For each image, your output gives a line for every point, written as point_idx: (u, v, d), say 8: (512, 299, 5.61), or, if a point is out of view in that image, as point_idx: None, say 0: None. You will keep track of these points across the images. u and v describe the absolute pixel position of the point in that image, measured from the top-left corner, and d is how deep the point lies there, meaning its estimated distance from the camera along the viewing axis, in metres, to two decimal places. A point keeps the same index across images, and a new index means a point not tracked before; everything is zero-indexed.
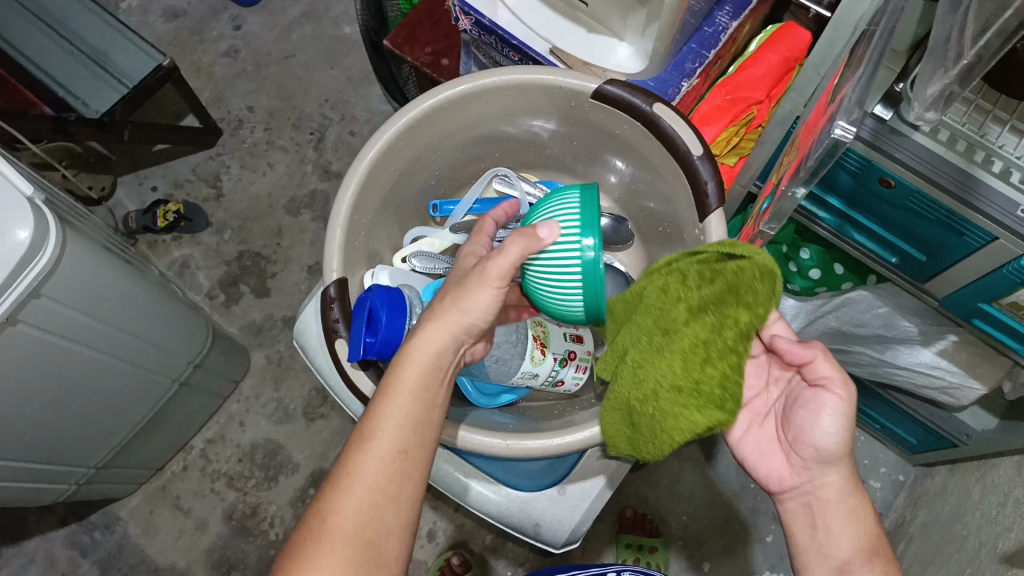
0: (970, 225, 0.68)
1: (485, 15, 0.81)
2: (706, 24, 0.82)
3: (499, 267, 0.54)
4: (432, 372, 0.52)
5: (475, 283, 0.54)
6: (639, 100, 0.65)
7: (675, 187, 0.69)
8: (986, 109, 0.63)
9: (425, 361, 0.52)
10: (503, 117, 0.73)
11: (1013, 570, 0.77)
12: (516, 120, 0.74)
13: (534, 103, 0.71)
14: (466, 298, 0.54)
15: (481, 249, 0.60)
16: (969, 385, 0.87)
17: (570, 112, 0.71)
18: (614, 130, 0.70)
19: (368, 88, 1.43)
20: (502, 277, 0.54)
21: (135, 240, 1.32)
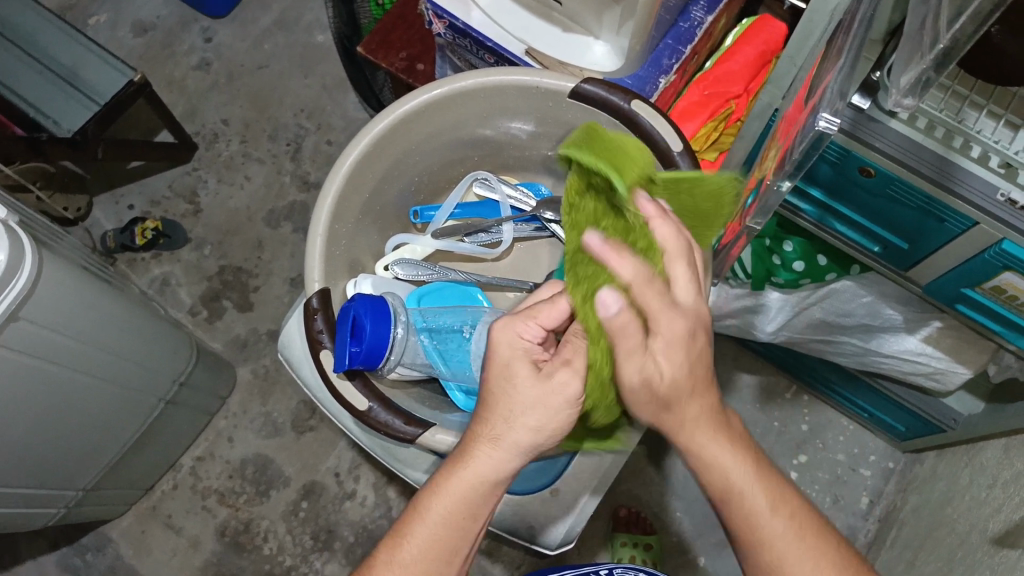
0: (950, 212, 0.69)
1: (459, 18, 0.81)
2: (681, 19, 0.83)
3: (562, 395, 0.50)
4: (476, 501, 0.51)
5: (539, 402, 0.50)
6: (617, 99, 0.66)
7: None
8: (962, 95, 0.63)
9: (466, 490, 0.50)
10: (480, 120, 0.72)
11: (1007, 550, 0.78)
12: (494, 122, 0.73)
13: (511, 105, 0.71)
14: (526, 419, 0.50)
15: (529, 336, 0.52)
16: (954, 369, 0.89)
17: (547, 112, 0.71)
18: None
19: (343, 96, 1.42)
20: (567, 404, 0.50)
21: (114, 258, 1.30)
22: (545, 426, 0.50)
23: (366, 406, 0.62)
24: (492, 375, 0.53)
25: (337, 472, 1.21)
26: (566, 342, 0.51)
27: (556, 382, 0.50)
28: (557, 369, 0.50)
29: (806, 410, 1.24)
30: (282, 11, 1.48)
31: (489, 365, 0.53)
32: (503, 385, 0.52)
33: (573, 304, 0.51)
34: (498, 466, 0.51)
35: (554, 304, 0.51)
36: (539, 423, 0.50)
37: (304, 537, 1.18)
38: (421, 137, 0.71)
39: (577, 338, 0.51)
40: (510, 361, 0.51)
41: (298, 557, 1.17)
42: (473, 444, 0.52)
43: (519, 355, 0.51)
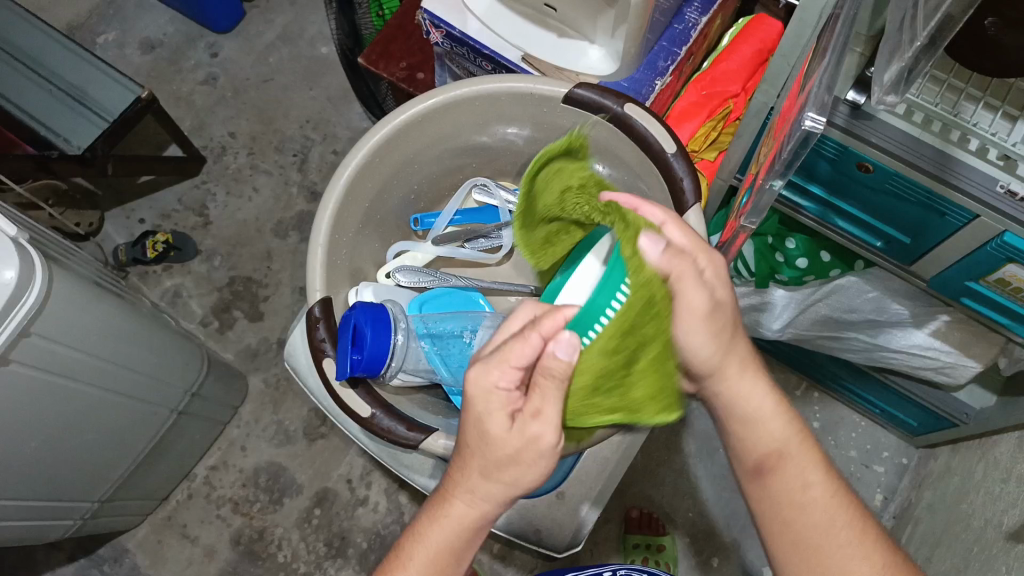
0: (950, 205, 0.69)
1: (456, 27, 0.83)
2: (676, 21, 0.83)
3: (537, 440, 0.48)
4: (461, 543, 0.52)
5: (518, 455, 0.49)
6: (611, 102, 0.66)
7: (650, 183, 0.69)
8: (958, 89, 0.64)
9: (449, 536, 0.51)
10: (477, 127, 0.73)
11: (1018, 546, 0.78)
12: (490, 128, 0.73)
13: (507, 112, 0.71)
14: (507, 473, 0.50)
15: (503, 381, 0.48)
16: (964, 364, 0.89)
17: (542, 117, 0.71)
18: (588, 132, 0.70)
19: (348, 106, 1.44)
20: (542, 450, 0.49)
21: (126, 272, 1.32)
22: (528, 477, 0.50)
23: (369, 413, 0.63)
24: (467, 421, 0.50)
25: (350, 479, 1.22)
26: (536, 388, 0.48)
27: (532, 433, 0.48)
28: (532, 417, 0.48)
29: (817, 408, 1.24)
30: (286, 24, 1.50)
31: (465, 412, 0.50)
32: (480, 436, 0.49)
33: (544, 339, 0.47)
34: (480, 513, 0.51)
35: (524, 341, 0.47)
36: (520, 474, 0.50)
37: (318, 543, 1.19)
38: (418, 145, 0.72)
39: (545, 381, 0.47)
40: (484, 413, 0.48)
41: (313, 564, 1.18)
42: (454, 493, 0.52)
43: (496, 404, 0.48)
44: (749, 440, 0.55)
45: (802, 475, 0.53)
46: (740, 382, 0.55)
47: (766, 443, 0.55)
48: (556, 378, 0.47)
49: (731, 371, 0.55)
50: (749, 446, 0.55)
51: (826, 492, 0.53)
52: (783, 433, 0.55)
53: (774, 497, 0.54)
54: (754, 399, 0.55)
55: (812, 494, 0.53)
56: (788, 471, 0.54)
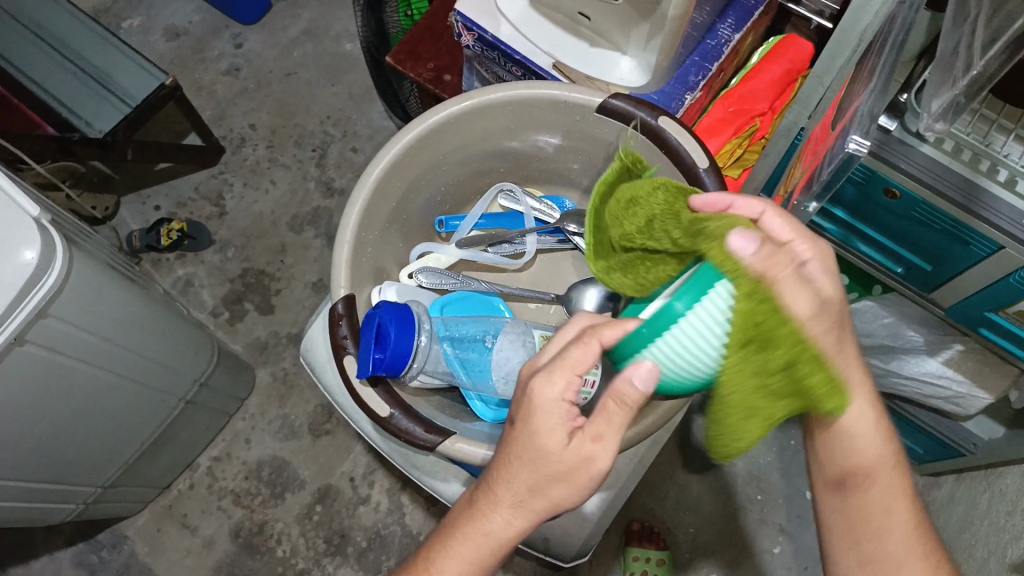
0: (976, 235, 0.69)
1: (488, 31, 0.83)
2: (709, 36, 0.83)
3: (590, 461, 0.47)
4: (496, 553, 0.51)
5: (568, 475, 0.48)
6: (646, 114, 0.66)
7: None
8: (990, 119, 0.65)
9: (478, 548, 0.51)
10: (508, 132, 0.73)
11: None
12: (522, 134, 0.74)
13: (538, 118, 0.71)
14: (554, 494, 0.49)
15: (565, 392, 0.47)
16: (975, 394, 0.88)
17: (573, 126, 0.71)
18: (619, 143, 0.70)
19: (370, 104, 1.44)
20: (594, 471, 0.48)
21: (139, 258, 1.32)
22: (574, 497, 0.49)
23: (387, 412, 0.62)
24: (518, 429, 0.49)
25: (353, 477, 1.22)
26: (599, 410, 0.47)
27: (585, 456, 0.47)
28: (591, 439, 0.47)
29: None
30: (312, 19, 1.51)
31: (522, 416, 0.48)
32: (533, 448, 0.48)
33: (604, 348, 0.46)
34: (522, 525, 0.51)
35: (585, 348, 0.46)
36: (565, 494, 0.49)
37: (317, 540, 1.19)
38: (449, 147, 0.72)
39: (613, 405, 0.46)
40: (541, 426, 0.47)
41: (311, 561, 1.18)
42: (494, 507, 0.51)
43: (553, 417, 0.47)
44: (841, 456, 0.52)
45: (885, 496, 0.52)
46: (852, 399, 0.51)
47: (860, 459, 0.52)
48: (625, 405, 0.45)
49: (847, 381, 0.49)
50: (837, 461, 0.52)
51: (907, 519, 0.52)
52: (879, 452, 0.52)
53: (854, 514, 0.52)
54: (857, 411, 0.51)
55: (893, 528, 0.51)
56: (872, 492, 0.52)
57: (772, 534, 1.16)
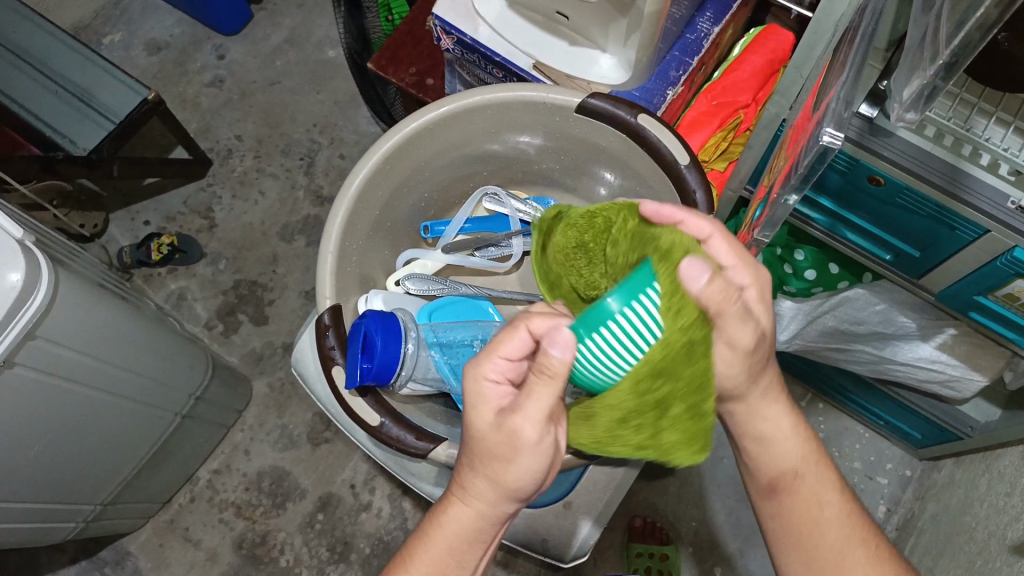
0: (960, 220, 0.69)
1: (467, 34, 0.83)
2: (688, 30, 0.84)
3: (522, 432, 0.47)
4: (472, 539, 0.51)
5: (507, 454, 0.48)
6: (625, 112, 0.66)
7: (662, 194, 0.69)
8: (971, 103, 0.64)
9: (461, 537, 0.51)
10: (489, 134, 0.73)
11: None
12: (502, 137, 0.73)
13: (518, 120, 0.71)
14: (509, 476, 0.49)
15: (493, 372, 0.49)
16: (970, 377, 0.89)
17: (554, 126, 0.71)
18: (600, 142, 0.70)
19: (355, 110, 1.44)
20: (533, 441, 0.47)
21: (131, 274, 1.32)
22: (522, 476, 0.49)
23: (378, 422, 0.62)
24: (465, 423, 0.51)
25: (353, 484, 1.22)
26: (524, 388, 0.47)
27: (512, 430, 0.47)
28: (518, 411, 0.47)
29: (821, 418, 1.23)
30: (293, 27, 1.50)
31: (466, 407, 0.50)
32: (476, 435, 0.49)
33: (533, 334, 0.47)
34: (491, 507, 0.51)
35: (513, 332, 0.48)
36: (514, 472, 0.49)
37: (320, 548, 1.19)
38: (430, 152, 0.72)
39: (535, 377, 0.46)
40: (473, 410, 0.49)
41: (315, 569, 1.18)
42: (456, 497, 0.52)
43: (489, 399, 0.49)
44: (758, 464, 0.56)
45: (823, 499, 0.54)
46: (764, 406, 0.56)
47: (779, 464, 0.55)
48: (545, 373, 0.45)
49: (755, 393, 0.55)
50: (760, 469, 0.56)
51: (839, 510, 0.54)
52: (797, 455, 0.55)
53: (786, 517, 0.55)
54: (772, 419, 0.56)
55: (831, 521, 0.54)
56: (804, 493, 0.54)
57: None
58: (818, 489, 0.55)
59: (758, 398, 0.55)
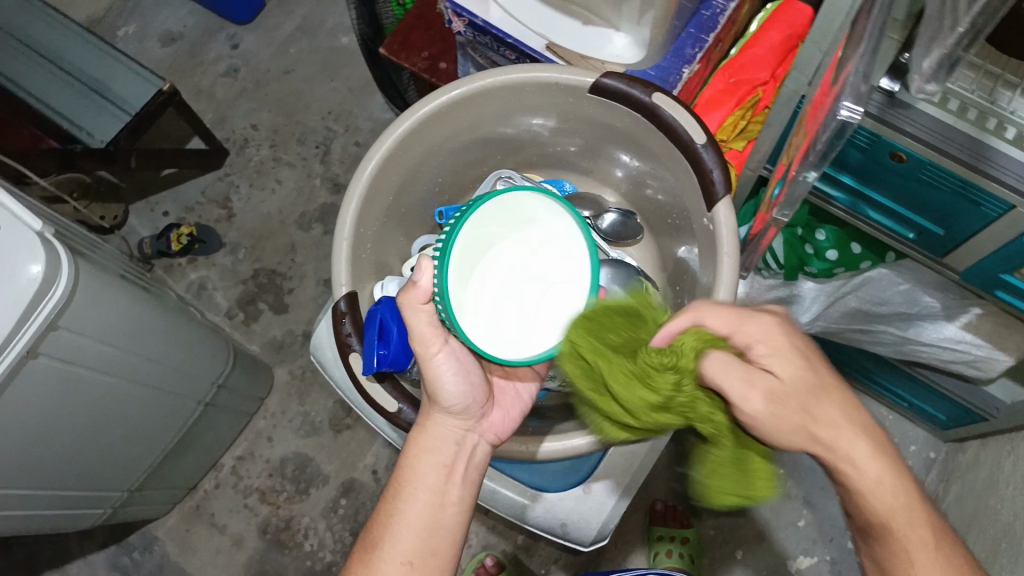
0: (985, 196, 0.67)
1: (478, 15, 0.82)
2: (703, 7, 0.83)
3: (421, 335, 0.58)
4: (438, 462, 0.57)
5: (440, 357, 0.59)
6: (639, 90, 0.65)
7: (679, 175, 0.68)
8: (995, 76, 0.64)
9: (429, 458, 0.57)
10: (502, 118, 0.72)
11: None
12: (515, 120, 0.73)
13: (531, 103, 0.70)
14: (442, 396, 0.58)
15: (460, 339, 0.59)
16: (995, 357, 0.87)
17: (567, 108, 0.70)
18: (613, 122, 0.69)
19: (369, 97, 1.44)
20: (432, 338, 0.58)
21: (151, 265, 1.34)
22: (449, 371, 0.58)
23: (396, 408, 0.63)
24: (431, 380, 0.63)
25: (375, 469, 1.23)
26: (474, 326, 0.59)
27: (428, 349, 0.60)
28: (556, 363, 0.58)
29: None
30: (305, 15, 1.50)
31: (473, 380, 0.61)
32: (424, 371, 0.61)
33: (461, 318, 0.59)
34: (446, 428, 0.59)
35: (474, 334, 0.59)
36: (443, 371, 0.58)
37: (344, 533, 1.20)
38: (443, 137, 0.71)
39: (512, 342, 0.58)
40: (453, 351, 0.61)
41: (340, 554, 1.19)
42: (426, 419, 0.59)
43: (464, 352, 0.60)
44: (854, 507, 0.50)
45: (916, 542, 0.48)
46: (854, 446, 0.50)
47: (879, 512, 0.49)
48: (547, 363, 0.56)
49: (845, 429, 0.50)
50: (857, 513, 0.50)
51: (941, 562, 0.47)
52: (894, 503, 0.48)
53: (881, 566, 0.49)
54: (863, 468, 0.49)
55: (919, 559, 0.47)
56: (896, 547, 0.48)
57: (798, 506, 1.15)
58: (914, 536, 0.48)
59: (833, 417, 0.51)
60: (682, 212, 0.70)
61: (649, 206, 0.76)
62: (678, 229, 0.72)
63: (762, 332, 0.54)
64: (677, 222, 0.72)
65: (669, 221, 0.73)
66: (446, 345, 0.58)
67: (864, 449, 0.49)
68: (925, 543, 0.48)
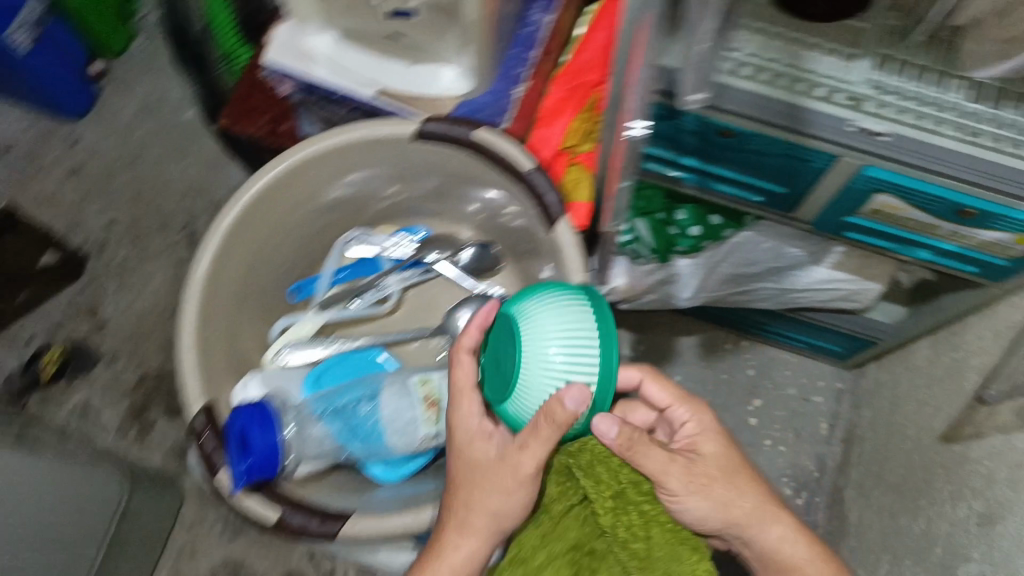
0: (812, 152, 0.72)
1: (304, 76, 0.80)
2: (523, 24, 0.84)
3: (559, 416, 0.59)
4: (492, 527, 0.64)
5: (522, 447, 0.62)
6: (450, 127, 0.68)
7: (513, 195, 0.72)
8: (796, 42, 0.70)
9: (489, 517, 0.63)
10: (330, 182, 0.74)
11: (962, 444, 0.84)
12: (339, 182, 0.74)
13: (355, 163, 0.72)
14: (521, 471, 0.62)
15: (469, 407, 0.67)
16: (866, 286, 0.95)
17: (393, 160, 0.73)
18: (442, 163, 0.72)
19: (227, 166, 1.38)
20: (562, 422, 0.59)
21: (25, 401, 1.24)
22: (543, 456, 0.61)
23: (277, 516, 0.66)
24: (460, 461, 0.66)
25: (313, 552, 1.18)
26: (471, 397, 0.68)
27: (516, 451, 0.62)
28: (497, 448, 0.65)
29: (748, 356, 1.26)
30: (144, 95, 1.43)
31: (458, 456, 0.66)
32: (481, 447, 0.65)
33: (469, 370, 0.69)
34: (509, 503, 0.63)
35: (468, 397, 0.67)
36: (539, 451, 0.61)
37: None
38: (282, 213, 0.73)
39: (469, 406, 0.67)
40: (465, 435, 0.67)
41: None
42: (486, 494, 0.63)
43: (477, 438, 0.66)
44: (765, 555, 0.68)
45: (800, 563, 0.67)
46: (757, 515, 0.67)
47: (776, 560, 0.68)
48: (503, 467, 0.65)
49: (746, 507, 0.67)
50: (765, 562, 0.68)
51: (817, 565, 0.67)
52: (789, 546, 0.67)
53: None
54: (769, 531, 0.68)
55: None
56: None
57: None
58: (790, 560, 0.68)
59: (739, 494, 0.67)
60: (529, 234, 0.74)
61: (501, 232, 0.79)
62: (529, 250, 0.76)
63: (658, 462, 0.64)
64: (528, 244, 0.75)
65: (520, 243, 0.77)
66: (551, 434, 0.60)
67: (765, 510, 0.68)
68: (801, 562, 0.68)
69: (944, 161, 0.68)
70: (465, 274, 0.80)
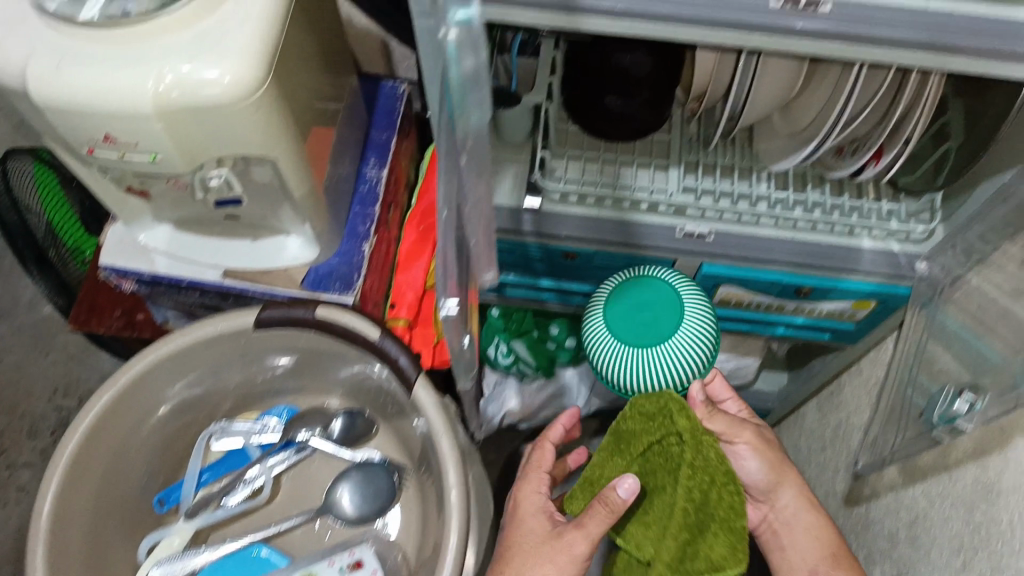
0: (650, 261, 0.77)
1: (145, 271, 0.79)
2: (360, 182, 0.85)
3: (597, 523, 0.65)
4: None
5: (564, 552, 0.66)
6: (271, 313, 0.76)
7: (348, 355, 0.80)
8: (612, 162, 0.76)
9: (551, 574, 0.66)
10: (158, 397, 0.81)
11: (863, 502, 0.86)
12: (165, 392, 0.81)
13: (187, 367, 0.80)
14: (577, 551, 0.65)
15: (535, 489, 0.75)
16: (744, 362, 0.97)
17: (224, 356, 0.81)
18: (283, 343, 0.81)
19: (95, 354, 1.32)
20: (589, 535, 0.65)
21: None
22: (603, 531, 0.66)
23: None
24: (513, 534, 0.71)
25: None
26: (529, 476, 0.76)
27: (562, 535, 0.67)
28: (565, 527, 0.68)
29: None
30: None
31: (515, 532, 0.71)
32: (522, 545, 0.69)
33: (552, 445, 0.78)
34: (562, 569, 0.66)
35: (535, 479, 0.76)
36: (595, 530, 0.65)
37: None
38: (125, 429, 0.79)
39: (535, 476, 0.76)
40: (523, 507, 0.74)
41: None
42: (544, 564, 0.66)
43: (541, 514, 0.72)
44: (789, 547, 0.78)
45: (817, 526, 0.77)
46: (784, 495, 0.78)
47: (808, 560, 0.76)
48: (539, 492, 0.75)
49: (784, 483, 0.78)
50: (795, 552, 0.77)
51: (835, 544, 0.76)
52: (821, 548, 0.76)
53: (788, 558, 0.78)
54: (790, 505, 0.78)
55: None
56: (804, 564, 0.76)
57: None
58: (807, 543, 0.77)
59: (787, 488, 0.78)
60: (388, 395, 0.83)
61: (354, 391, 0.87)
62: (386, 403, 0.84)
63: (745, 430, 0.77)
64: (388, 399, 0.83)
65: (378, 397, 0.85)
66: (603, 525, 0.65)
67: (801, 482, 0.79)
68: (811, 535, 0.77)
69: (768, 249, 0.75)
70: (341, 445, 0.86)
